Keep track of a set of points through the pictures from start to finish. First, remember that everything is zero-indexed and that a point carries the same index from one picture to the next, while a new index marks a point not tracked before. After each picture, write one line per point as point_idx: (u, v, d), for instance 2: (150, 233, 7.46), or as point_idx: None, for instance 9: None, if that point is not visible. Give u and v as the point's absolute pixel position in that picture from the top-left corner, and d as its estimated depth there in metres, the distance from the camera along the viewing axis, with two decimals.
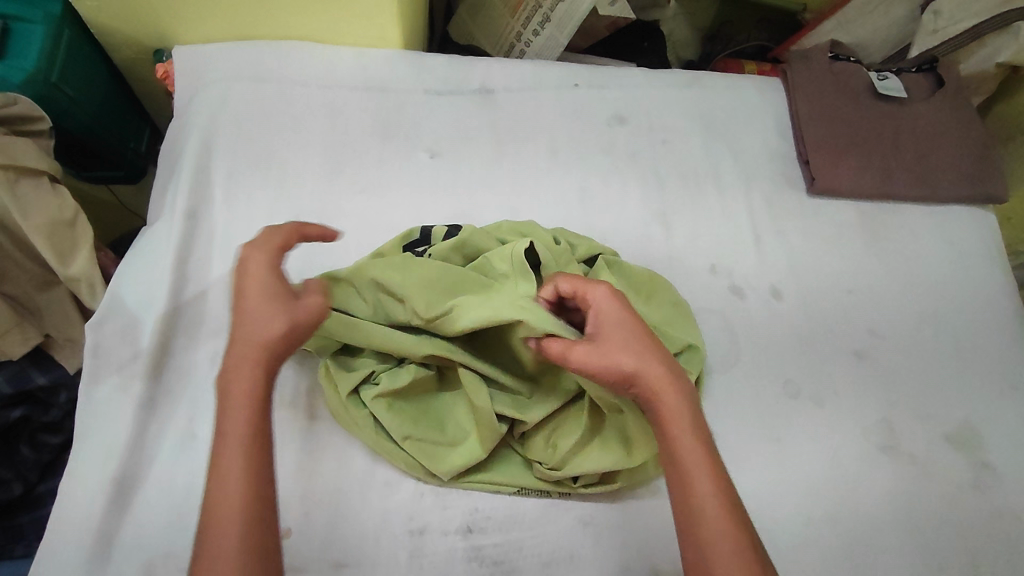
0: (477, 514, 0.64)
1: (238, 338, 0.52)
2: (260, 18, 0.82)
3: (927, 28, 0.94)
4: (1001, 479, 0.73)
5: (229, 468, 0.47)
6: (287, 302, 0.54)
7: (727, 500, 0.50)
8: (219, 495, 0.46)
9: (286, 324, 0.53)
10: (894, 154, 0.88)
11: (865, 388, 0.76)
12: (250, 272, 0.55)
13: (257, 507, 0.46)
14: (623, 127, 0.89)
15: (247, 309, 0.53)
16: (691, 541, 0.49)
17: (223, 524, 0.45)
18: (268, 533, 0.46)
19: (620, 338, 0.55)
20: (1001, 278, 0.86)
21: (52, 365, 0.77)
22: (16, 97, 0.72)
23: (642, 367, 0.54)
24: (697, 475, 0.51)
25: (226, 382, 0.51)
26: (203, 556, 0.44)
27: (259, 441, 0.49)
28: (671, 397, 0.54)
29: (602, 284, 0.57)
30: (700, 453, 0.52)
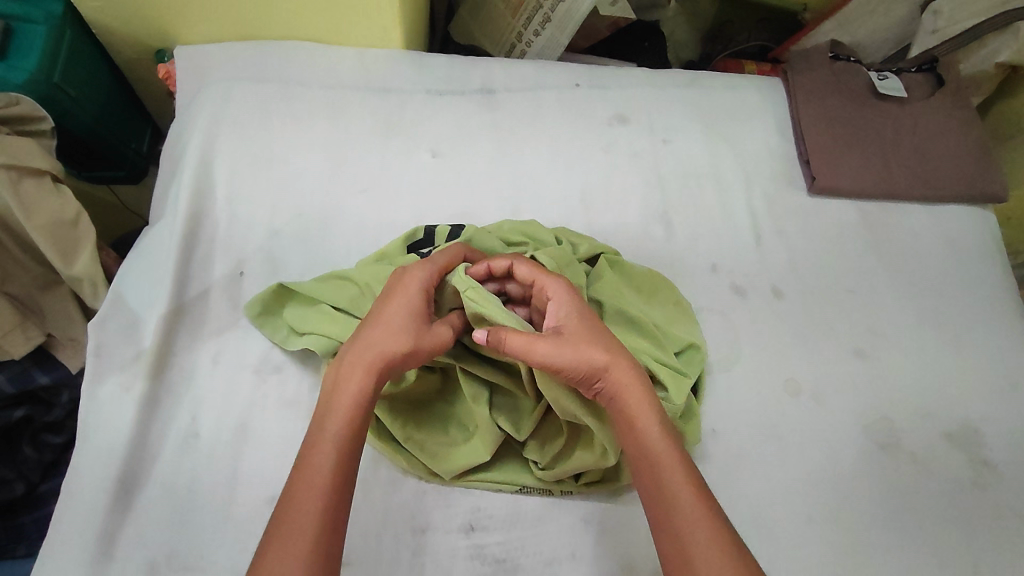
0: (479, 513, 0.64)
1: (361, 343, 0.54)
2: (262, 18, 0.82)
3: (927, 28, 0.96)
4: (1002, 477, 0.73)
5: (317, 469, 0.48)
6: (421, 326, 0.56)
7: (700, 488, 0.51)
8: (300, 491, 0.47)
9: (412, 345, 0.55)
10: (894, 153, 0.88)
11: (866, 387, 0.76)
12: (402, 286, 0.58)
13: (333, 515, 0.47)
14: (624, 126, 0.89)
15: (384, 318, 0.55)
16: (669, 530, 0.50)
17: (298, 522, 0.46)
18: (334, 545, 0.47)
19: (584, 331, 0.56)
20: (1001, 277, 0.86)
21: (54, 364, 0.76)
22: (18, 97, 0.72)
23: (609, 361, 0.55)
24: (669, 468, 0.52)
25: (335, 382, 0.53)
26: (272, 549, 0.45)
27: (349, 452, 0.50)
28: (636, 392, 0.55)
29: (560, 278, 0.59)
30: (669, 446, 0.53)
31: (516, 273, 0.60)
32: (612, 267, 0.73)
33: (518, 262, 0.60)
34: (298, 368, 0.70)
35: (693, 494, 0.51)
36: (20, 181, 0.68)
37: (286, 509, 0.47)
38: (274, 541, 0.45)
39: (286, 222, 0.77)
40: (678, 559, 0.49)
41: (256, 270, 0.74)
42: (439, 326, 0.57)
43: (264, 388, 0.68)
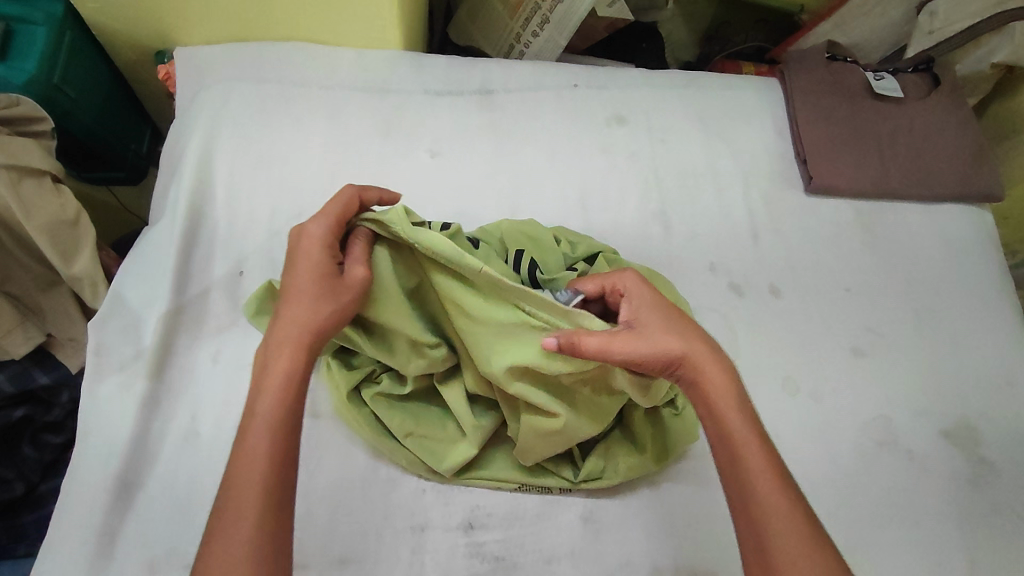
0: (478, 510, 0.64)
1: (283, 317, 0.54)
2: (261, 19, 0.82)
3: (924, 29, 0.96)
4: (999, 475, 0.73)
5: (254, 451, 0.49)
6: (334, 286, 0.55)
7: (781, 478, 0.51)
8: (239, 474, 0.48)
9: (331, 307, 0.54)
10: (891, 153, 0.89)
11: (864, 385, 0.77)
12: (302, 250, 0.57)
13: (275, 493, 0.48)
14: (622, 127, 0.89)
15: (295, 288, 0.55)
16: (746, 521, 0.50)
17: (240, 506, 0.47)
18: (282, 518, 0.48)
19: (659, 323, 0.55)
20: (999, 275, 0.86)
21: (54, 364, 0.77)
22: (18, 97, 0.72)
23: (687, 348, 0.54)
24: (755, 466, 0.51)
25: (264, 360, 0.53)
26: (220, 535, 0.46)
27: (285, 426, 0.51)
28: (721, 383, 0.54)
29: (629, 270, 0.58)
30: (756, 444, 0.52)
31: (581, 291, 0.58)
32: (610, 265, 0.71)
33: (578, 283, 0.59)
34: None
35: (780, 494, 0.50)
36: (20, 181, 0.68)
37: (227, 496, 0.47)
38: (218, 529, 0.46)
39: (286, 222, 0.77)
40: (758, 554, 0.49)
41: (256, 269, 0.74)
42: (353, 277, 0.56)
43: None
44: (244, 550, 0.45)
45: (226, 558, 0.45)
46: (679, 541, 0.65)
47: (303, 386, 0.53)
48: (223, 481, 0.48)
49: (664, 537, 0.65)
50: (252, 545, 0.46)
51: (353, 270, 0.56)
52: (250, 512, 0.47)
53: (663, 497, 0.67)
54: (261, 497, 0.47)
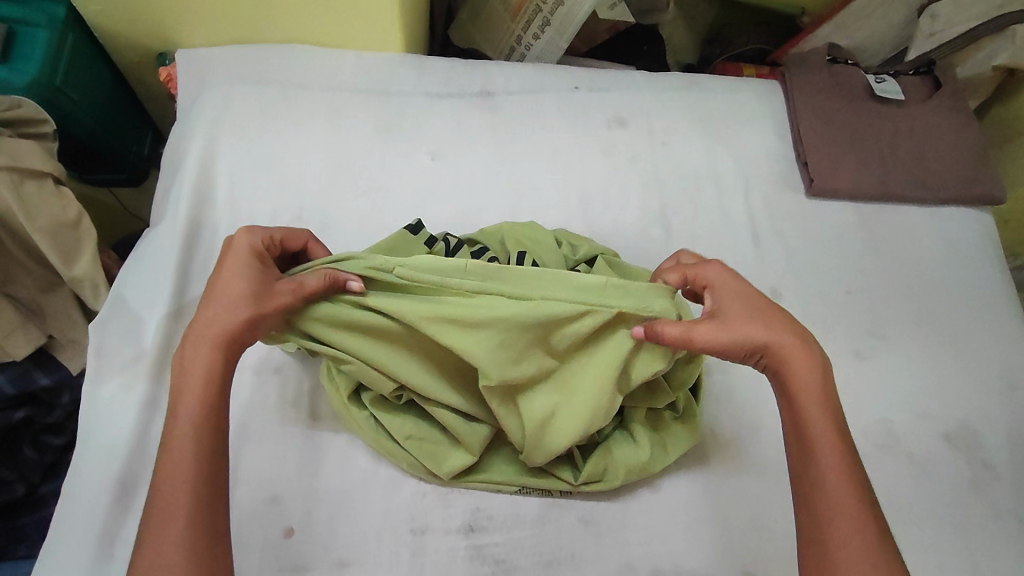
0: (478, 513, 0.64)
1: (200, 321, 0.54)
2: (262, 21, 0.82)
3: (925, 32, 0.96)
4: (1000, 479, 0.73)
5: (179, 456, 0.49)
6: (253, 290, 0.55)
7: (853, 476, 0.52)
8: (167, 476, 0.48)
9: (248, 311, 0.54)
10: (892, 155, 0.89)
11: (865, 388, 0.77)
12: (227, 258, 0.56)
13: (200, 495, 0.48)
14: (623, 130, 0.89)
15: (214, 293, 0.54)
16: (809, 513, 0.52)
17: (169, 511, 0.47)
18: (212, 519, 0.48)
19: (747, 311, 0.56)
20: (1001, 278, 0.86)
21: (55, 365, 0.77)
22: (20, 100, 0.72)
23: (771, 338, 0.55)
24: (830, 465, 0.52)
25: (183, 364, 0.53)
26: (152, 538, 0.47)
27: (208, 427, 0.51)
28: (806, 378, 0.55)
29: (715, 263, 0.60)
30: (835, 444, 0.53)
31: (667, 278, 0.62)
32: (610, 268, 0.71)
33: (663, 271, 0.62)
34: (298, 369, 0.70)
35: (850, 497, 0.51)
36: (20, 182, 0.68)
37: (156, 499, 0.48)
38: (150, 532, 0.47)
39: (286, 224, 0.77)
40: (817, 547, 0.51)
41: None
42: (276, 286, 0.56)
43: (263, 389, 0.68)
44: (175, 551, 0.46)
45: (159, 559, 0.46)
46: (680, 544, 0.65)
47: (224, 387, 0.53)
48: (154, 481, 0.49)
49: (665, 541, 0.65)
50: (183, 547, 0.46)
51: (285, 283, 0.56)
52: (177, 515, 0.47)
53: (664, 499, 0.67)
54: (185, 502, 0.48)
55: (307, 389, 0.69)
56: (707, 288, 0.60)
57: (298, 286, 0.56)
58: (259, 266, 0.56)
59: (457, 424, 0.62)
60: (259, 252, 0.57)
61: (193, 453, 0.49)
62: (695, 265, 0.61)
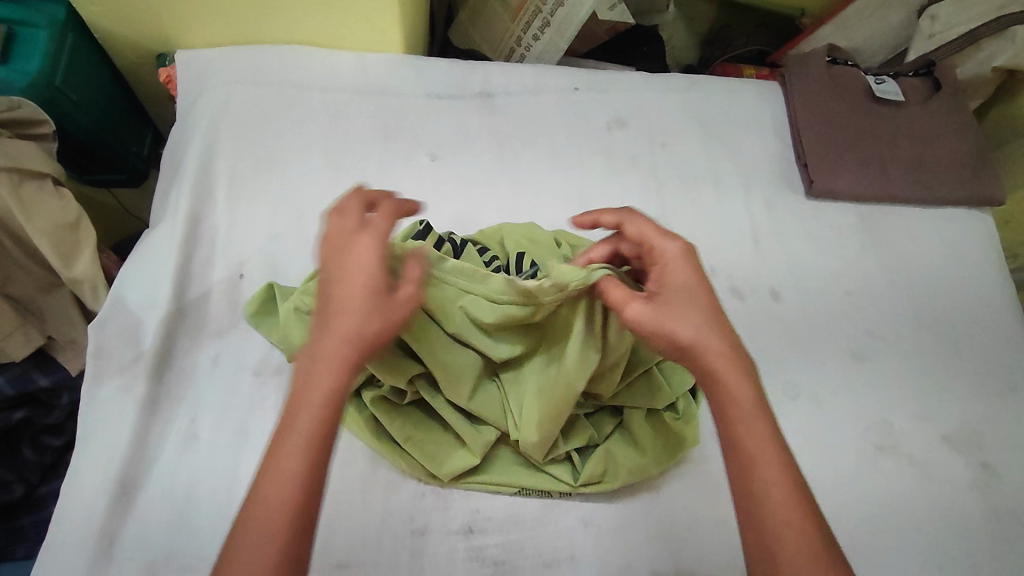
0: (478, 514, 0.64)
1: (332, 327, 0.50)
2: (262, 22, 0.82)
3: (925, 33, 0.96)
4: (1000, 480, 0.73)
5: (282, 478, 0.46)
6: (385, 301, 0.52)
7: (795, 489, 0.49)
8: (266, 497, 0.45)
9: (377, 320, 0.51)
10: (891, 156, 0.88)
11: (866, 389, 0.77)
12: (352, 258, 0.53)
13: (300, 527, 0.45)
14: (623, 131, 0.89)
15: (341, 298, 0.51)
16: (753, 525, 0.48)
17: (263, 535, 0.44)
18: (303, 553, 0.45)
19: (686, 302, 0.53)
20: (1001, 279, 0.86)
21: (54, 366, 0.77)
22: (19, 101, 0.72)
23: (701, 340, 0.52)
24: (780, 500, 0.48)
25: (305, 372, 0.49)
26: (239, 555, 0.44)
27: (321, 450, 0.47)
28: (737, 385, 0.52)
29: (674, 241, 0.56)
30: (783, 476, 0.49)
31: (626, 229, 0.58)
32: None
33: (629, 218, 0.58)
34: None
35: (803, 535, 0.47)
36: (20, 183, 0.68)
37: (250, 520, 0.45)
38: (237, 551, 0.44)
39: (286, 225, 0.77)
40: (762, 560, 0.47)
41: (255, 272, 0.74)
42: (400, 287, 0.53)
43: (263, 390, 0.68)
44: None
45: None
46: (680, 544, 0.65)
47: (340, 407, 0.49)
48: (252, 493, 0.46)
49: (664, 542, 0.65)
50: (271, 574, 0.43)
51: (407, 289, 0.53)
52: (272, 544, 0.44)
53: (663, 500, 0.67)
54: (282, 531, 0.44)
55: None
56: (655, 265, 0.56)
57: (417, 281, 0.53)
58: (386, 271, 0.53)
59: (460, 424, 0.64)
60: (387, 256, 0.54)
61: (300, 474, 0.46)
62: (655, 234, 0.57)
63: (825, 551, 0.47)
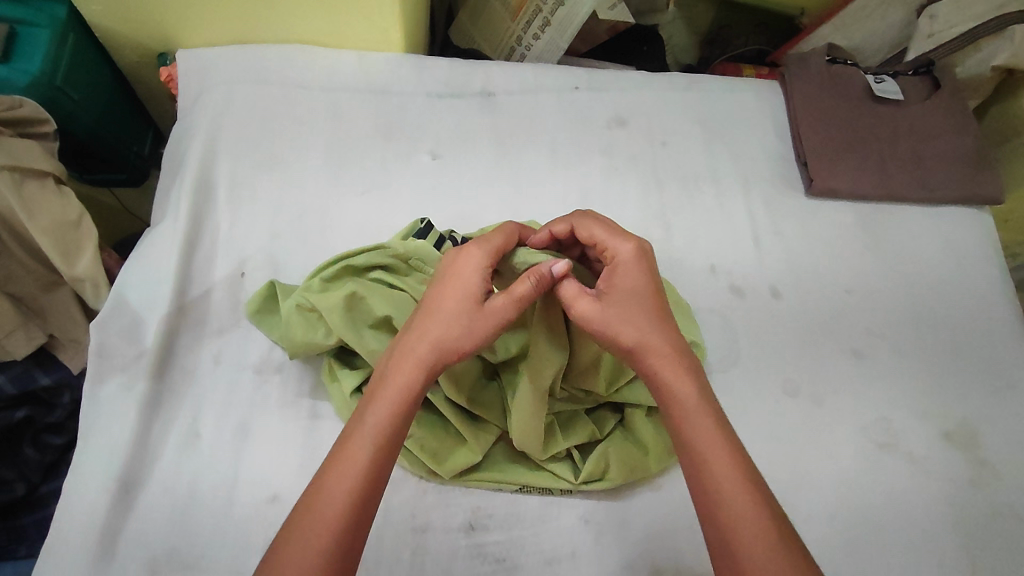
0: (479, 512, 0.64)
1: (424, 328, 0.56)
2: (262, 21, 0.82)
3: (924, 32, 0.96)
4: (1000, 477, 0.73)
5: (350, 464, 0.50)
6: (475, 311, 0.56)
7: (748, 478, 0.51)
8: (340, 465, 0.50)
9: (465, 330, 0.55)
10: (890, 155, 0.89)
11: (866, 388, 0.77)
12: (457, 271, 0.58)
13: (360, 504, 0.49)
14: (623, 130, 0.90)
15: (437, 307, 0.57)
16: (709, 515, 0.51)
17: (329, 500, 0.48)
18: (358, 529, 0.48)
19: (631, 304, 0.58)
20: (1000, 278, 0.86)
21: (55, 365, 0.77)
22: (20, 99, 0.72)
23: (642, 341, 0.56)
24: (735, 491, 0.50)
25: (392, 364, 0.55)
26: (302, 514, 0.48)
27: (393, 439, 0.52)
28: (679, 382, 0.55)
29: (627, 243, 0.61)
30: (735, 467, 0.52)
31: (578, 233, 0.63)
32: None
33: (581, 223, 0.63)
34: (299, 368, 0.70)
35: (761, 521, 0.49)
36: (22, 181, 0.68)
37: (314, 497, 0.49)
38: (303, 511, 0.48)
39: (287, 224, 0.77)
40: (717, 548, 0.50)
41: (256, 271, 0.75)
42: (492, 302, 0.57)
43: (265, 388, 0.68)
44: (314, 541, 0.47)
45: (298, 537, 0.47)
46: (681, 542, 0.65)
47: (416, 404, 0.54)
48: (328, 460, 0.51)
49: (665, 540, 0.65)
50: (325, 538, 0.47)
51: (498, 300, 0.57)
52: (335, 513, 0.48)
53: (663, 497, 0.67)
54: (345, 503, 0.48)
55: (307, 388, 0.69)
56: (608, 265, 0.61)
57: (512, 296, 0.56)
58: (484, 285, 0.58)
59: (462, 422, 0.64)
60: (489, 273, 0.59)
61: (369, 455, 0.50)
62: (609, 236, 0.61)
63: (781, 535, 0.49)
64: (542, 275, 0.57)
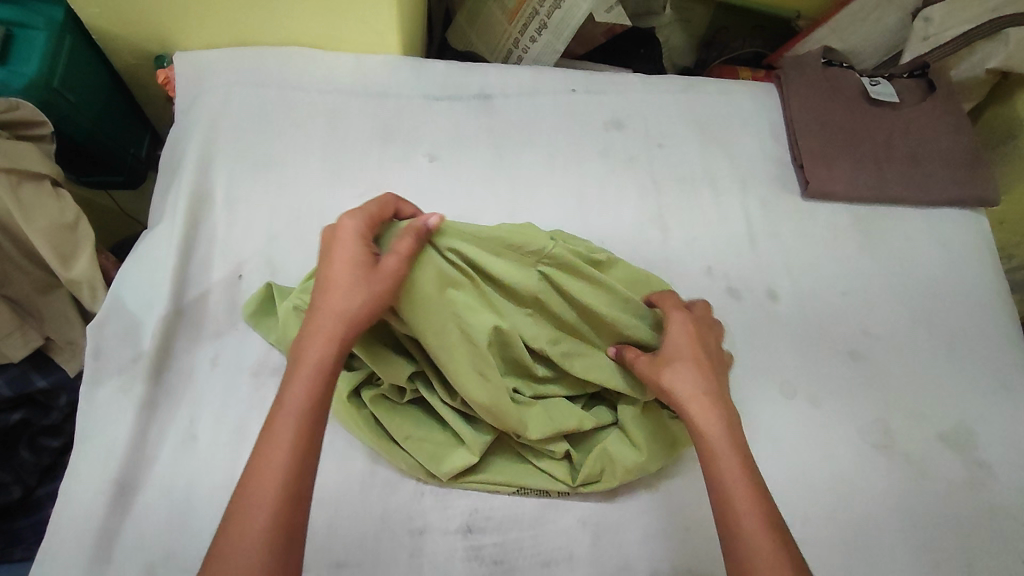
0: (477, 514, 0.64)
1: (322, 305, 0.54)
2: (259, 23, 0.82)
3: (919, 35, 0.96)
4: (995, 478, 0.74)
5: (279, 443, 0.49)
6: (367, 274, 0.55)
7: (769, 523, 0.51)
8: (263, 458, 0.49)
9: (363, 294, 0.54)
10: (886, 157, 0.89)
11: (862, 388, 0.77)
12: (338, 242, 0.56)
13: (292, 487, 0.48)
14: (620, 131, 0.90)
15: (331, 279, 0.55)
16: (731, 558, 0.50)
17: (259, 495, 0.47)
18: (299, 513, 0.48)
19: (679, 356, 0.62)
20: (994, 279, 0.87)
21: (52, 367, 0.77)
22: (18, 101, 0.72)
23: (680, 387, 0.60)
24: (761, 548, 0.49)
25: (299, 349, 0.53)
26: (238, 514, 0.47)
27: (312, 418, 0.51)
28: (710, 427, 0.57)
29: (678, 310, 0.65)
30: (761, 520, 0.51)
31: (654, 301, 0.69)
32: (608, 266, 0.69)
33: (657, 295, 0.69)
34: None
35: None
36: (18, 184, 0.68)
37: (244, 497, 0.47)
38: (237, 512, 0.47)
39: (284, 225, 0.77)
40: None
41: (253, 273, 0.75)
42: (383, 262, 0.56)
43: (262, 390, 0.68)
44: (256, 536, 0.45)
45: (239, 536, 0.45)
46: (679, 543, 0.65)
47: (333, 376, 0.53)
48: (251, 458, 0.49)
49: (662, 540, 0.65)
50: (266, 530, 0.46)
51: (388, 259, 0.56)
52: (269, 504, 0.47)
53: (660, 499, 0.67)
54: (279, 494, 0.47)
55: None
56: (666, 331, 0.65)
57: (401, 253, 0.56)
58: (367, 249, 0.56)
59: (459, 422, 0.64)
60: (368, 235, 0.57)
61: (292, 436, 0.49)
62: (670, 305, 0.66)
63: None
64: (419, 231, 0.58)
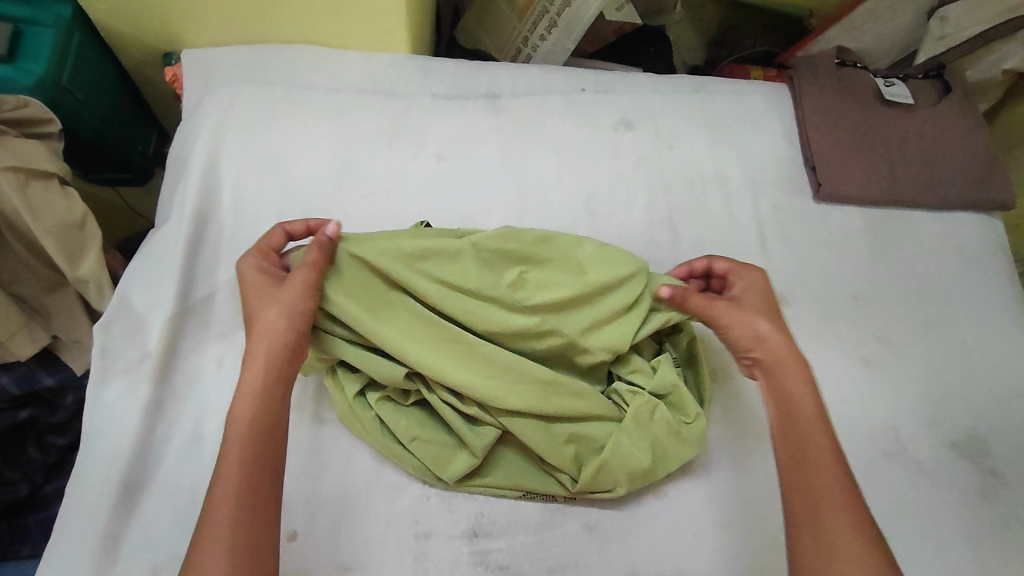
0: (483, 518, 0.64)
1: (251, 332, 0.59)
2: (267, 21, 0.82)
3: (935, 35, 0.93)
4: (1009, 487, 0.73)
5: (229, 458, 0.53)
6: (279, 292, 0.60)
7: (842, 469, 0.56)
8: (218, 474, 0.52)
9: (278, 311, 0.59)
10: (900, 160, 0.88)
11: (873, 394, 0.76)
12: (246, 280, 0.62)
13: (249, 496, 0.51)
14: (630, 131, 0.89)
15: (252, 310, 0.60)
16: (797, 487, 0.56)
17: (219, 509, 0.50)
18: (258, 517, 0.51)
19: (769, 309, 0.67)
20: (1008, 283, 0.86)
21: (58, 365, 0.77)
22: (27, 99, 0.72)
23: (772, 336, 0.64)
24: (825, 481, 0.55)
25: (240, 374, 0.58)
26: (203, 528, 0.50)
27: (260, 429, 0.54)
28: (793, 374, 0.62)
29: (757, 272, 0.70)
30: (830, 463, 0.57)
31: (714, 268, 0.72)
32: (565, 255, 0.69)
33: (714, 260, 0.72)
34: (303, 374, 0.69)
35: (847, 508, 0.54)
36: (27, 182, 0.68)
37: (207, 511, 0.51)
38: (202, 526, 0.50)
39: None
40: (805, 513, 0.55)
41: None
42: (290, 278, 0.61)
43: None
44: (220, 544, 0.49)
45: (206, 549, 0.49)
46: (686, 552, 0.64)
47: (277, 387, 0.57)
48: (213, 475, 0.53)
49: (671, 548, 0.64)
50: (228, 537, 0.49)
51: (295, 276, 0.61)
52: (226, 516, 0.50)
53: (668, 504, 0.66)
54: (236, 502, 0.51)
55: (312, 390, 0.68)
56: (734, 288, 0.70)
57: (308, 266, 0.61)
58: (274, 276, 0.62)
59: (461, 424, 0.63)
60: (270, 266, 0.63)
61: (240, 448, 0.53)
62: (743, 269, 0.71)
63: (861, 517, 0.54)
64: (322, 242, 0.63)
